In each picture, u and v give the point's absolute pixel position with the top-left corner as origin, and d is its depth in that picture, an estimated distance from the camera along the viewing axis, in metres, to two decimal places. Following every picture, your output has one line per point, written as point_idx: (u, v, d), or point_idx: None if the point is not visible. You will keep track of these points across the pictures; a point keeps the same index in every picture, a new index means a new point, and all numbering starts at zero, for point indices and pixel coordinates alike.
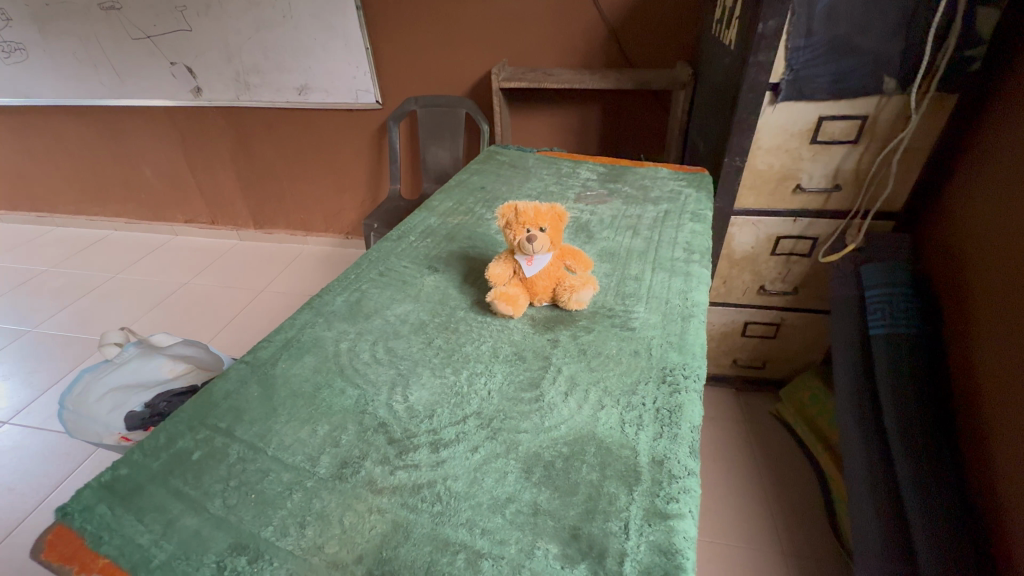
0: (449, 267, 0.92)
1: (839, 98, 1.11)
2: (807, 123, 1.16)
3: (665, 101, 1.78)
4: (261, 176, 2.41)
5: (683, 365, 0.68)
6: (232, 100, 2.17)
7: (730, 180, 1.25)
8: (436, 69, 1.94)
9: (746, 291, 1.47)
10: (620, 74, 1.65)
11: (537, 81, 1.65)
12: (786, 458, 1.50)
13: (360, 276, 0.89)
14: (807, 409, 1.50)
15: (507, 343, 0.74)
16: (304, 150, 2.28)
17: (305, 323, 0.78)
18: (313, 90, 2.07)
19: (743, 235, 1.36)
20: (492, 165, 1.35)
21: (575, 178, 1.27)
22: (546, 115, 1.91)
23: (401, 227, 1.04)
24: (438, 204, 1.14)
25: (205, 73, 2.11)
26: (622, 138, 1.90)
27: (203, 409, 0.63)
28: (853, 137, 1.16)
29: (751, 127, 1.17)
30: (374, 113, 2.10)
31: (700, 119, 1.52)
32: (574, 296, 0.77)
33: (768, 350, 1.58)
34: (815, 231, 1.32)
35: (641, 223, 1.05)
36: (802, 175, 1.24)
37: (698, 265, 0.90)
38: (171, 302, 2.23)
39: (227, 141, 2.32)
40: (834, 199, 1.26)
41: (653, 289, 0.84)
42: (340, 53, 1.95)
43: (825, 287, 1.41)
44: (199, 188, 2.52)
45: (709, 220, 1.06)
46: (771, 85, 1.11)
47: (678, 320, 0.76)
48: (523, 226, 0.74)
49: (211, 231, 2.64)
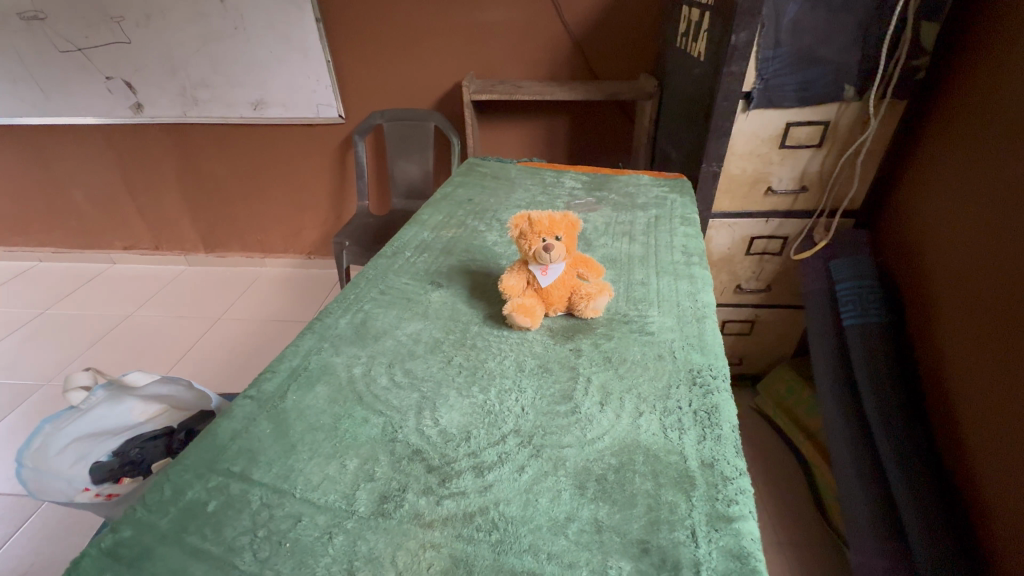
0: (453, 282, 0.89)
1: (804, 105, 1.18)
2: (777, 129, 1.22)
3: (630, 112, 1.84)
4: (213, 196, 2.26)
5: (708, 365, 0.69)
6: (178, 116, 2.03)
7: (708, 184, 1.30)
8: (402, 82, 1.90)
9: (723, 290, 1.53)
10: (589, 86, 1.69)
11: (508, 94, 1.66)
12: (770, 448, 1.56)
13: (360, 296, 0.84)
14: (785, 400, 1.57)
15: (530, 355, 0.72)
16: (260, 168, 2.16)
17: (310, 349, 0.72)
18: (269, 105, 1.97)
19: (720, 237, 1.41)
20: (475, 177, 1.33)
21: (560, 188, 1.27)
22: (516, 127, 1.92)
23: (393, 244, 1.00)
24: (427, 218, 1.11)
25: (146, 87, 1.96)
26: (591, 148, 1.93)
27: (212, 453, 0.57)
28: (817, 141, 1.24)
29: (726, 134, 1.22)
30: (336, 128, 2.02)
31: (669, 128, 1.57)
32: (591, 304, 0.76)
33: (744, 347, 1.65)
34: (785, 230, 1.39)
35: (634, 229, 1.06)
36: (772, 178, 1.30)
37: (699, 266, 0.92)
38: (114, 337, 2.03)
39: (173, 160, 2.17)
40: (801, 199, 1.34)
41: (662, 292, 0.85)
42: (299, 66, 1.87)
43: (795, 283, 1.49)
44: (142, 212, 2.32)
45: (697, 222, 1.09)
46: (743, 94, 1.17)
47: (693, 322, 0.77)
48: (538, 235, 0.73)
49: (155, 257, 2.44)
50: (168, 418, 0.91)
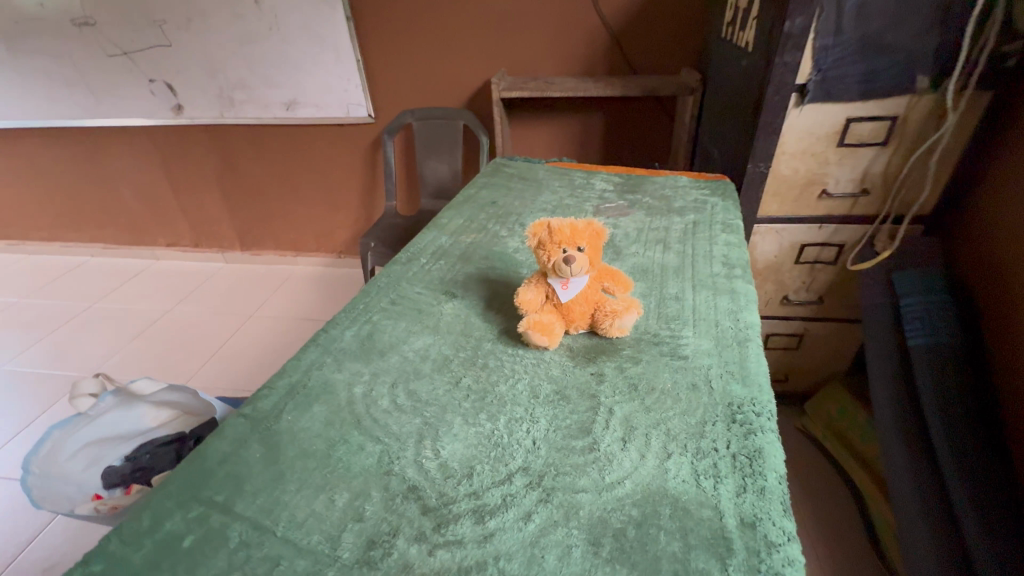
0: (469, 292, 0.83)
1: (869, 98, 1.05)
2: (835, 125, 1.10)
3: (669, 109, 1.72)
4: (248, 196, 2.30)
5: (751, 398, 0.60)
6: (215, 117, 2.07)
7: (754, 186, 1.19)
8: (432, 80, 1.86)
9: (768, 301, 1.40)
10: (625, 81, 1.59)
11: (538, 91, 1.58)
12: (819, 475, 1.42)
13: (370, 306, 0.80)
14: (836, 422, 1.42)
15: (545, 379, 0.65)
16: (292, 168, 2.18)
17: (312, 364, 0.68)
18: (302, 105, 1.98)
19: (766, 244, 1.29)
20: (500, 178, 1.27)
21: (591, 190, 1.19)
22: (547, 125, 1.84)
23: (409, 250, 0.95)
24: (447, 221, 1.05)
25: (186, 89, 2.00)
26: (627, 147, 1.83)
27: (198, 478, 0.53)
28: (882, 139, 1.10)
29: (777, 131, 1.10)
30: (366, 128, 2.01)
31: (712, 125, 1.46)
32: (616, 322, 0.69)
33: (791, 363, 1.52)
34: (841, 237, 1.26)
35: (670, 236, 0.97)
36: (828, 180, 1.17)
37: (742, 280, 0.82)
38: (153, 332, 2.09)
39: (212, 160, 2.21)
40: (861, 203, 1.20)
41: (698, 310, 0.76)
42: (330, 66, 1.86)
43: (852, 295, 1.34)
44: (183, 210, 2.39)
45: (742, 229, 0.99)
46: (798, 87, 1.05)
47: (733, 346, 0.68)
48: (557, 245, 0.66)
49: (195, 254, 2.51)
50: (180, 424, 0.89)
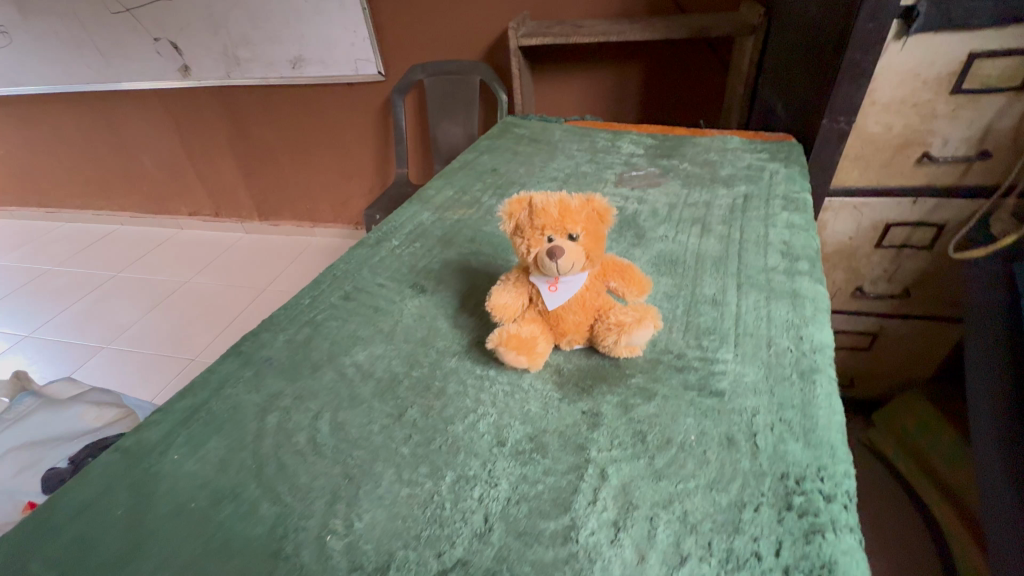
0: (442, 285, 0.65)
1: (1006, 23, 0.76)
2: (951, 64, 0.81)
3: (724, 55, 1.43)
4: (262, 163, 2.19)
5: (816, 469, 0.40)
6: (222, 78, 1.95)
7: (828, 149, 0.93)
8: (445, 30, 1.64)
9: (836, 293, 1.15)
10: (669, 21, 1.31)
11: (563, 36, 1.33)
12: (888, 502, 1.18)
13: (318, 301, 0.64)
14: (913, 440, 1.18)
15: (517, 419, 0.47)
16: (303, 133, 2.04)
17: (225, 379, 0.53)
18: (308, 62, 1.81)
19: (839, 223, 1.03)
20: (507, 140, 1.06)
21: (615, 154, 0.97)
22: (575, 79, 1.59)
23: (381, 228, 0.78)
24: (434, 194, 0.87)
25: (191, 48, 1.89)
26: (669, 104, 1.56)
27: (36, 542, 0.40)
28: (1018, 83, 0.81)
29: (866, 74, 0.84)
30: (377, 87, 1.83)
31: (776, 72, 1.17)
32: (623, 339, 0.49)
33: (859, 365, 1.26)
34: (942, 215, 0.98)
35: (711, 215, 0.75)
36: (933, 139, 0.89)
37: (807, 278, 0.60)
38: (170, 302, 2.07)
39: (223, 125, 2.11)
40: (975, 171, 0.92)
41: (743, 321, 0.55)
42: (334, 16, 1.68)
43: (948, 288, 1.07)
44: (200, 178, 2.33)
45: (809, 206, 0.75)
46: (902, 10, 0.78)
47: (792, 381, 0.47)
48: (540, 231, 0.47)
49: (216, 224, 2.47)
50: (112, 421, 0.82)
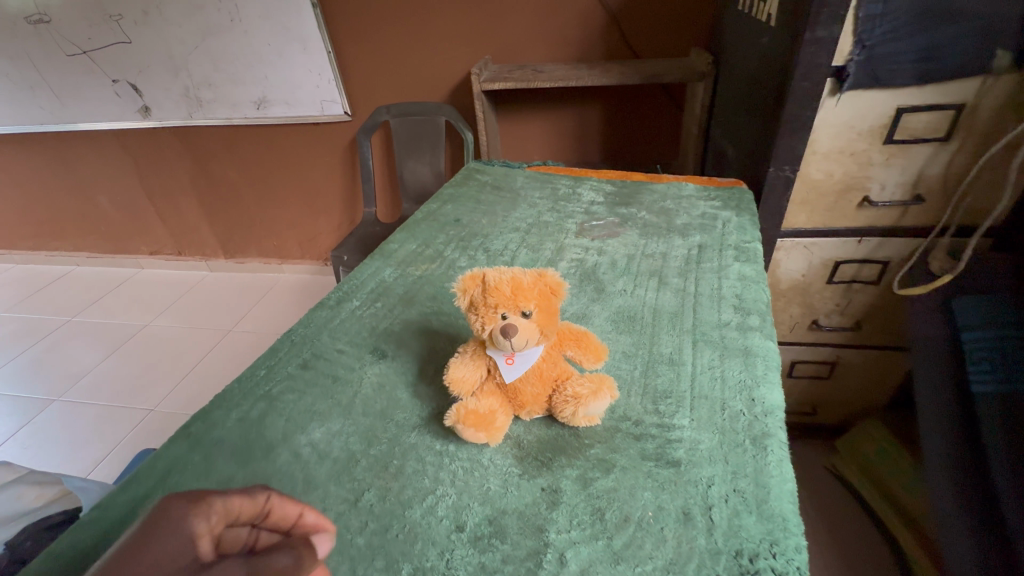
0: (403, 350, 0.65)
1: (927, 82, 0.82)
2: (882, 118, 0.87)
3: (678, 97, 1.49)
4: (226, 201, 2.15)
5: (769, 545, 0.41)
6: (184, 118, 1.92)
7: (777, 195, 0.98)
8: (409, 72, 1.66)
9: (793, 327, 1.19)
10: (625, 66, 1.37)
11: (524, 81, 1.37)
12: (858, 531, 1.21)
13: (274, 371, 0.63)
14: (874, 467, 1.21)
15: (476, 500, 0.46)
16: (269, 171, 2.01)
17: (172, 466, 0.51)
18: (272, 103, 1.81)
19: (792, 262, 1.08)
20: (471, 187, 1.08)
21: (576, 202, 0.99)
22: (539, 120, 1.63)
23: (342, 288, 0.78)
24: (396, 248, 0.88)
25: (151, 89, 1.86)
26: (630, 143, 1.61)
27: None
28: (942, 134, 0.87)
29: (805, 127, 0.89)
30: (343, 126, 1.83)
31: (726, 118, 1.23)
32: (581, 410, 0.50)
33: (820, 394, 1.30)
34: (885, 252, 1.03)
35: (667, 266, 0.77)
36: (871, 185, 0.95)
37: (758, 334, 0.62)
38: (128, 348, 1.98)
39: (185, 164, 2.07)
40: (911, 213, 0.97)
41: (698, 382, 0.56)
42: (298, 59, 1.69)
43: (896, 320, 1.12)
44: (161, 217, 2.26)
45: (760, 255, 0.78)
46: (835, 70, 0.84)
47: (744, 447, 0.48)
48: (493, 308, 0.47)
49: (178, 262, 2.39)
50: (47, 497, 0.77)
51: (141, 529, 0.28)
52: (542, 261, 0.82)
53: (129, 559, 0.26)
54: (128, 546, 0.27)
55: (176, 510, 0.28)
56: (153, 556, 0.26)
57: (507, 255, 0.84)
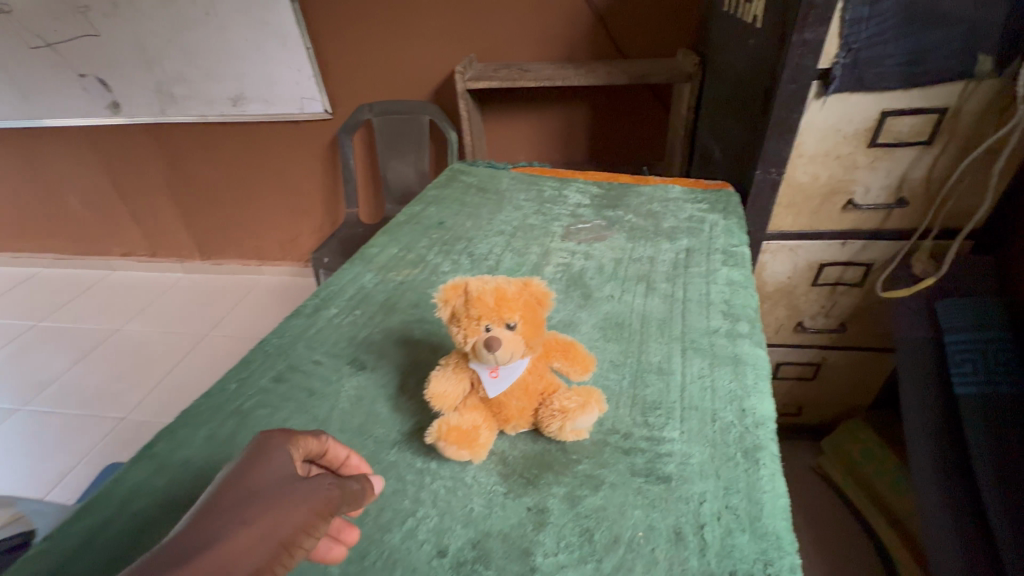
0: (383, 360, 0.62)
1: (911, 85, 0.82)
2: (867, 120, 0.87)
3: (664, 98, 1.49)
4: (202, 200, 2.08)
5: (763, 566, 0.39)
6: (156, 114, 1.85)
7: (763, 197, 0.97)
8: (392, 70, 1.62)
9: (779, 329, 1.19)
10: (611, 66, 1.35)
11: (509, 79, 1.34)
12: (843, 532, 1.22)
13: (246, 384, 0.59)
14: (860, 467, 1.21)
15: (460, 522, 0.44)
16: (247, 170, 1.96)
17: (133, 489, 0.48)
18: (249, 100, 1.75)
19: (778, 264, 1.08)
20: (454, 189, 1.05)
21: (562, 204, 0.97)
22: (524, 119, 1.61)
23: (319, 294, 0.75)
24: (377, 252, 0.85)
25: (121, 84, 1.79)
26: (616, 143, 1.60)
27: None
28: (926, 137, 0.87)
29: (792, 130, 0.88)
30: (324, 124, 1.78)
31: (712, 119, 1.22)
32: (567, 425, 0.48)
33: (805, 395, 1.31)
34: (869, 255, 1.03)
35: (655, 271, 0.76)
36: (856, 187, 0.95)
37: (747, 341, 0.61)
38: (99, 353, 1.90)
39: (158, 162, 2.00)
40: (895, 215, 0.98)
41: (688, 393, 0.55)
42: (276, 55, 1.64)
43: (879, 322, 1.13)
44: (134, 217, 2.19)
45: (748, 260, 0.77)
46: (821, 72, 0.83)
47: (736, 461, 0.47)
48: (476, 320, 0.45)
49: (152, 264, 2.31)
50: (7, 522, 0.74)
51: (248, 452, 0.34)
52: (528, 266, 0.80)
53: (249, 471, 0.33)
54: (242, 463, 0.33)
55: (272, 440, 0.35)
56: (269, 472, 0.33)
57: (492, 259, 0.82)
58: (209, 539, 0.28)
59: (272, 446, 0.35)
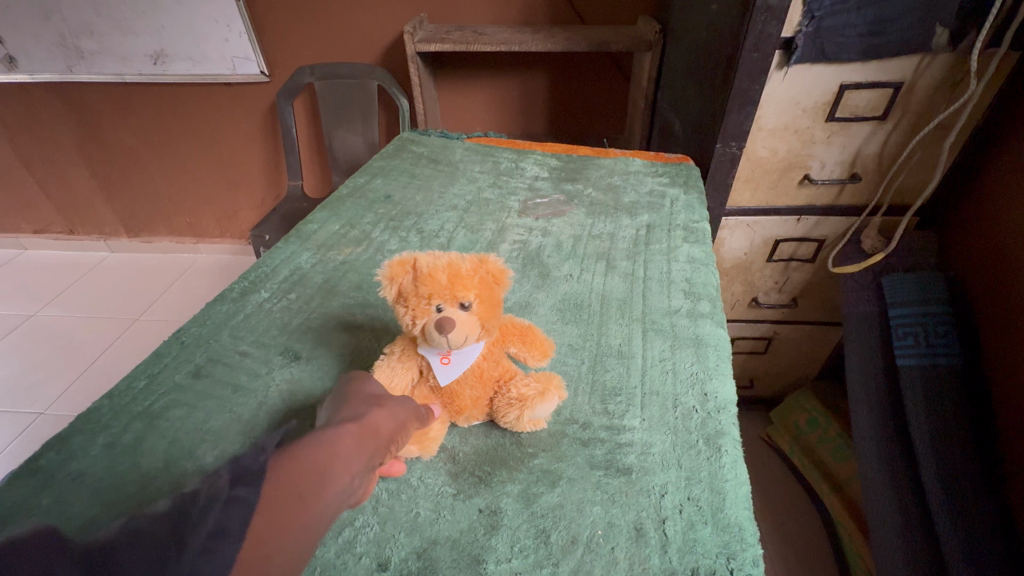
0: (321, 350, 0.56)
1: (870, 58, 0.81)
2: (826, 94, 0.86)
3: (625, 69, 1.43)
4: (124, 172, 1.88)
5: (726, 561, 0.37)
6: (62, 72, 1.63)
7: (723, 172, 0.96)
8: (335, 29, 1.49)
9: (734, 304, 1.20)
10: (570, 32, 1.28)
11: (463, 42, 1.25)
12: (790, 497, 1.27)
13: (158, 382, 0.52)
14: (805, 436, 1.26)
15: (402, 531, 0.40)
16: (174, 138, 1.77)
17: (10, 512, 0.41)
18: (173, 58, 1.57)
19: (735, 240, 1.07)
20: (404, 160, 0.97)
21: (520, 177, 0.92)
22: (480, 87, 1.52)
23: (248, 277, 0.67)
24: (316, 229, 0.77)
25: (16, 35, 1.56)
26: (576, 115, 1.54)
27: None
28: (880, 112, 0.87)
29: (752, 102, 0.86)
30: (260, 88, 1.63)
31: (673, 91, 1.19)
32: (525, 414, 0.44)
33: (757, 368, 1.34)
34: (822, 231, 1.04)
35: (615, 249, 0.72)
36: (812, 163, 0.95)
37: (708, 321, 0.59)
38: (9, 342, 1.71)
39: (68, 126, 1.78)
40: (847, 192, 0.99)
41: (649, 377, 0.52)
42: (201, 6, 1.46)
43: (828, 297, 1.15)
44: (43, 189, 1.95)
45: (708, 236, 0.75)
46: (783, 41, 0.80)
47: (698, 449, 0.45)
48: (426, 299, 0.40)
49: (70, 242, 2.08)
50: None
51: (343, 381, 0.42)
52: (483, 243, 0.74)
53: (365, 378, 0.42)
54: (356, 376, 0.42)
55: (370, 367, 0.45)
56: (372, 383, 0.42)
57: (444, 237, 0.76)
58: (355, 414, 0.37)
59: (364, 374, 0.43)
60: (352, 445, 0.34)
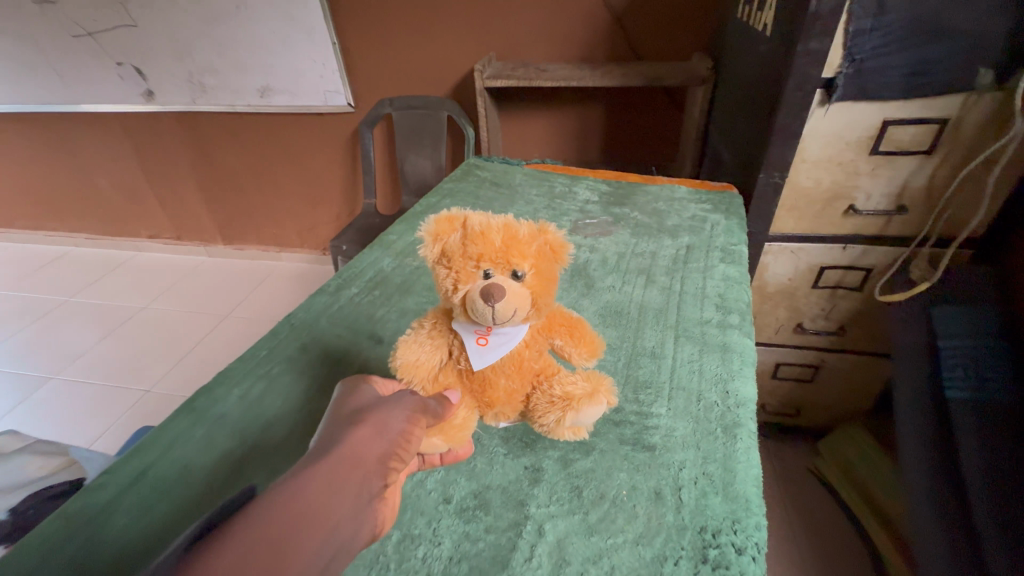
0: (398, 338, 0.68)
1: (912, 96, 0.85)
2: (868, 129, 0.90)
3: (678, 101, 1.52)
4: (226, 187, 2.17)
5: (731, 523, 0.44)
6: (187, 103, 1.93)
7: (767, 200, 1.01)
8: (414, 66, 1.68)
9: (779, 329, 1.22)
10: (626, 69, 1.39)
11: (527, 78, 1.39)
12: (834, 530, 1.25)
13: (273, 354, 0.65)
14: (853, 468, 1.25)
15: (464, 476, 0.49)
16: (270, 159, 2.03)
17: (175, 438, 0.54)
18: (276, 91, 1.82)
19: (779, 265, 1.11)
20: (469, 183, 1.10)
21: (572, 200, 1.02)
22: (540, 117, 1.65)
23: (341, 276, 0.81)
24: (395, 239, 0.91)
25: (155, 73, 1.87)
26: (629, 144, 1.64)
27: None
28: (926, 146, 0.90)
29: (795, 136, 0.92)
30: (346, 117, 1.85)
31: (723, 123, 1.26)
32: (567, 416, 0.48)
33: (804, 395, 1.34)
34: (869, 260, 1.06)
35: (655, 265, 0.80)
36: (857, 194, 0.98)
37: (736, 331, 0.65)
38: (125, 330, 2.00)
39: (186, 148, 2.09)
40: (896, 222, 1.01)
41: (677, 374, 0.59)
42: (304, 48, 1.70)
43: (878, 327, 1.15)
44: (161, 201, 2.28)
45: (744, 258, 0.82)
46: (825, 81, 0.87)
47: (716, 435, 0.52)
48: (472, 262, 0.46)
49: (176, 246, 2.41)
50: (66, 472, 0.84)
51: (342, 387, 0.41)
52: None
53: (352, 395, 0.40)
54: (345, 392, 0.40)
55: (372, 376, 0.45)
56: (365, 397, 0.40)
57: None
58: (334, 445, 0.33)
59: (361, 381, 0.43)
60: (331, 483, 0.30)
